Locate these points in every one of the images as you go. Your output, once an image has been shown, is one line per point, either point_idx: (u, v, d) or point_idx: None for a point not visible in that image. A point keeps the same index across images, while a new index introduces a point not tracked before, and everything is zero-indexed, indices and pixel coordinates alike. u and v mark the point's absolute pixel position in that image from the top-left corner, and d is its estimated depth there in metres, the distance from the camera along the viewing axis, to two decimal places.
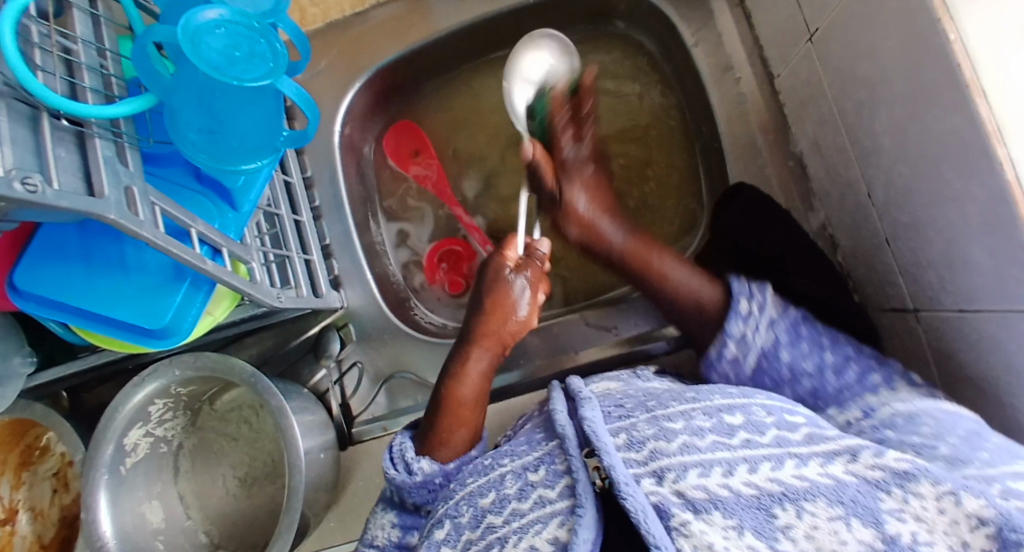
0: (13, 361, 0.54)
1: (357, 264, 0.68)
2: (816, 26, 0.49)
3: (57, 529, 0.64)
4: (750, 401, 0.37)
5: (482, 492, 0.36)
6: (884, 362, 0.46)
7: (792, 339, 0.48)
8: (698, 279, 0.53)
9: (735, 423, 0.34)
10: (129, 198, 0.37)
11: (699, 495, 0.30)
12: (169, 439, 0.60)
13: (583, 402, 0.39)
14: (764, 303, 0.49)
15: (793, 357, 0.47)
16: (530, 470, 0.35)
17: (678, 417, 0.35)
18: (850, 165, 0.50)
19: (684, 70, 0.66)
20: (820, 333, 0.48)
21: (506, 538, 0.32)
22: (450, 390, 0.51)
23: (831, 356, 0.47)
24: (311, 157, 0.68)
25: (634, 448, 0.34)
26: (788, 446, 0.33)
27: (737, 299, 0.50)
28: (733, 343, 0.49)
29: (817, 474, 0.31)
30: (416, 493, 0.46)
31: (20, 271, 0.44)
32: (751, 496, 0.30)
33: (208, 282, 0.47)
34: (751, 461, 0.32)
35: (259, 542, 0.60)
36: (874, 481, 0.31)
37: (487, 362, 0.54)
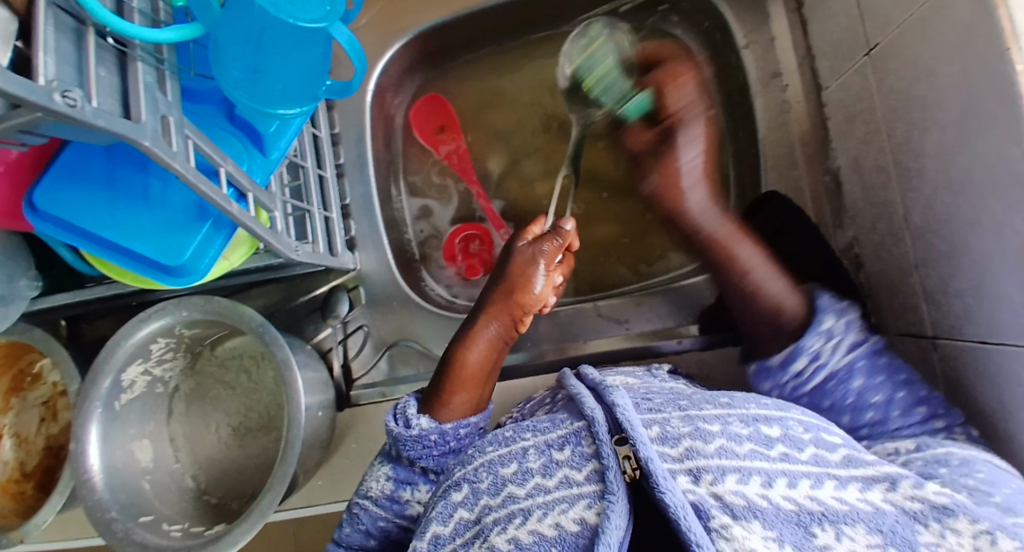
0: (20, 283, 0.52)
1: (374, 227, 0.67)
2: (875, 41, 0.48)
3: (41, 457, 0.63)
4: (787, 414, 0.36)
5: (504, 461, 0.36)
6: (951, 411, 0.43)
7: (868, 368, 0.45)
8: (784, 286, 0.50)
9: (773, 435, 0.33)
10: (164, 127, 0.36)
11: (737, 501, 0.30)
12: (167, 379, 0.60)
13: (610, 389, 0.37)
14: (847, 325, 0.46)
15: (864, 386, 0.45)
16: (555, 447, 0.35)
17: (714, 420, 0.34)
18: (889, 186, 0.49)
19: (728, 72, 0.65)
20: (898, 369, 0.45)
21: (530, 510, 0.32)
22: (457, 352, 0.51)
23: (903, 395, 0.44)
24: (340, 114, 0.67)
25: (669, 444, 0.33)
26: (826, 466, 0.32)
27: (820, 316, 0.47)
28: (805, 357, 0.46)
29: (856, 498, 0.31)
30: (411, 447, 0.46)
31: (42, 187, 0.42)
32: (790, 512, 0.29)
33: (229, 226, 0.46)
34: (791, 476, 0.31)
35: (247, 491, 0.60)
36: (912, 512, 0.31)
37: (498, 331, 0.52)
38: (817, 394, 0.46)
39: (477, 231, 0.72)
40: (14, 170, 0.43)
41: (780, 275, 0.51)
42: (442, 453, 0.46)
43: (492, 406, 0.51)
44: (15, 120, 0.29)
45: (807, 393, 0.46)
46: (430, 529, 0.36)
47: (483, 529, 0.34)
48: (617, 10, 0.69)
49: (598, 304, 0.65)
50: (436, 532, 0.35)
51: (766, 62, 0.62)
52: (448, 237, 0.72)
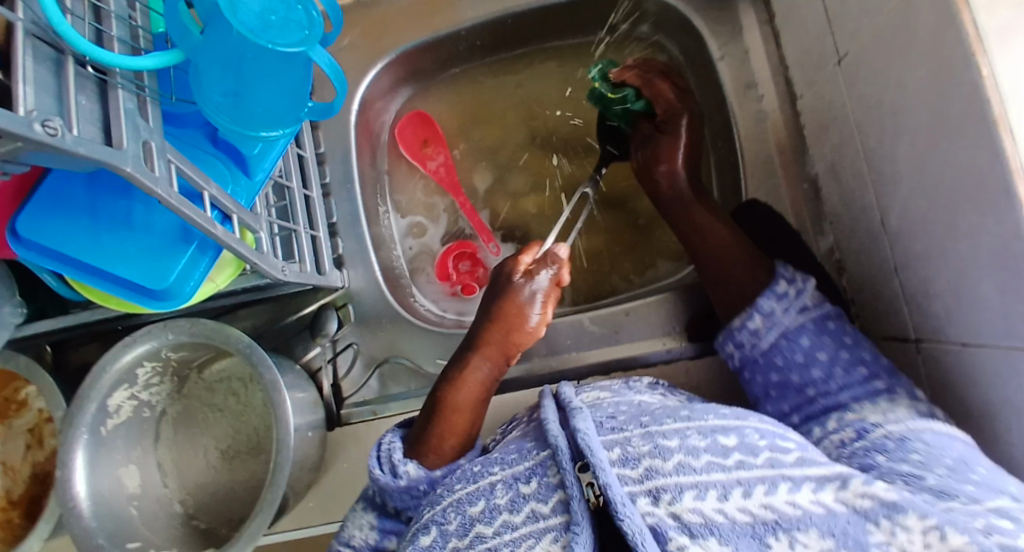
0: (4, 309, 0.52)
1: (362, 243, 0.67)
2: (846, 52, 0.49)
3: (27, 486, 0.62)
4: (744, 423, 0.35)
5: (471, 500, 0.35)
6: (893, 374, 0.46)
7: (816, 329, 0.49)
8: (745, 261, 0.55)
9: (729, 444, 0.32)
10: (146, 152, 0.37)
11: (694, 518, 0.29)
12: (153, 404, 0.59)
13: (575, 412, 0.37)
14: (802, 291, 0.51)
15: (811, 344, 0.49)
16: (522, 480, 0.34)
17: (674, 435, 0.33)
18: (865, 192, 0.50)
19: (706, 84, 0.67)
20: (845, 333, 0.49)
21: (496, 550, 0.32)
22: (446, 394, 0.51)
23: (846, 355, 0.48)
24: (325, 132, 0.68)
25: (629, 465, 0.32)
26: (782, 469, 0.31)
27: (776, 280, 0.52)
28: (759, 316, 0.51)
29: (808, 501, 0.29)
30: (398, 498, 0.45)
31: (25, 216, 0.42)
32: (746, 524, 0.29)
33: (213, 248, 0.46)
34: (746, 485, 0.30)
35: (236, 516, 0.60)
36: (862, 510, 0.29)
37: (487, 371, 0.53)
38: (772, 352, 0.50)
39: (470, 250, 0.72)
40: None
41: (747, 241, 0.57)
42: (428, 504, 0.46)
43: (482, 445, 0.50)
44: None
45: (762, 352, 0.51)
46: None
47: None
48: (595, 25, 0.71)
49: (587, 315, 0.64)
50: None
51: (742, 74, 0.62)
52: (440, 256, 0.72)
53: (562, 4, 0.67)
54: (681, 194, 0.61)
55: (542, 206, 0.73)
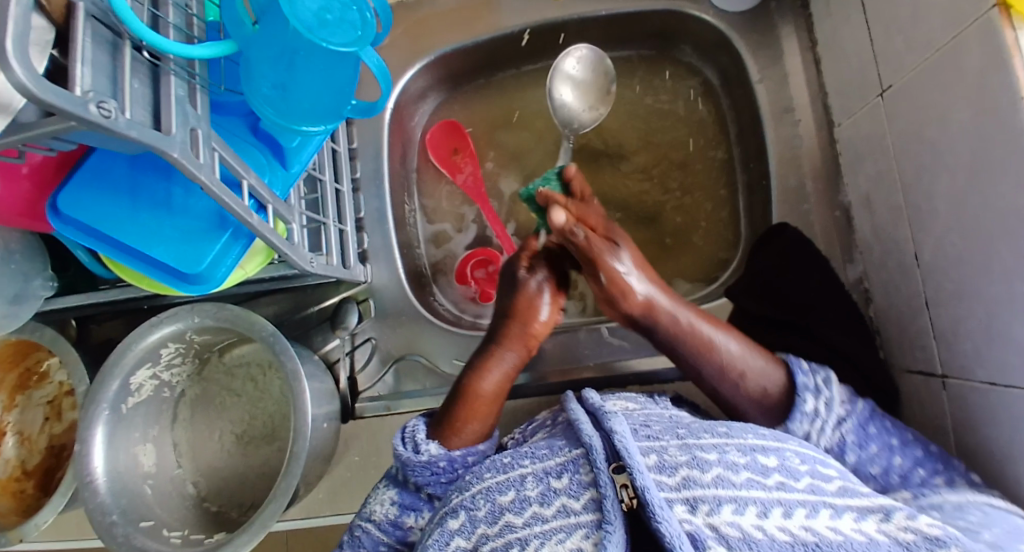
0: (35, 282, 0.53)
1: (387, 241, 0.68)
2: (888, 83, 0.49)
3: (43, 456, 0.63)
4: (783, 445, 0.35)
5: (501, 490, 0.35)
6: (951, 462, 0.44)
7: (859, 440, 0.46)
8: (760, 361, 0.49)
9: (769, 465, 0.33)
10: (192, 139, 0.37)
11: (733, 531, 0.29)
12: (174, 384, 0.60)
13: (610, 415, 0.37)
14: (831, 402, 0.46)
15: (860, 459, 0.45)
16: (553, 475, 0.34)
17: (711, 448, 0.33)
18: (901, 224, 0.50)
19: (742, 105, 0.67)
20: (890, 433, 0.46)
21: (527, 540, 0.32)
22: (470, 381, 0.51)
23: (899, 460, 0.45)
24: (358, 129, 0.68)
25: (666, 472, 0.32)
26: (823, 495, 0.32)
27: (801, 397, 0.47)
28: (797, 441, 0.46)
29: (850, 529, 0.30)
30: (419, 473, 0.46)
31: (64, 192, 0.43)
32: (786, 543, 0.29)
33: (247, 236, 0.46)
34: (786, 506, 0.30)
35: (245, 503, 0.60)
36: (907, 543, 0.30)
37: (511, 361, 0.53)
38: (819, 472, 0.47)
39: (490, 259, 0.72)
40: (39, 171, 0.45)
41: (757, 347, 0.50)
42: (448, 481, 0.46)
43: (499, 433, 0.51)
44: (48, 128, 0.30)
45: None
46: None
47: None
48: (633, 40, 0.71)
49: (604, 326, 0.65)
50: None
51: (779, 97, 0.62)
52: (460, 260, 0.73)
53: (602, 16, 0.68)
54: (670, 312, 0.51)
55: None
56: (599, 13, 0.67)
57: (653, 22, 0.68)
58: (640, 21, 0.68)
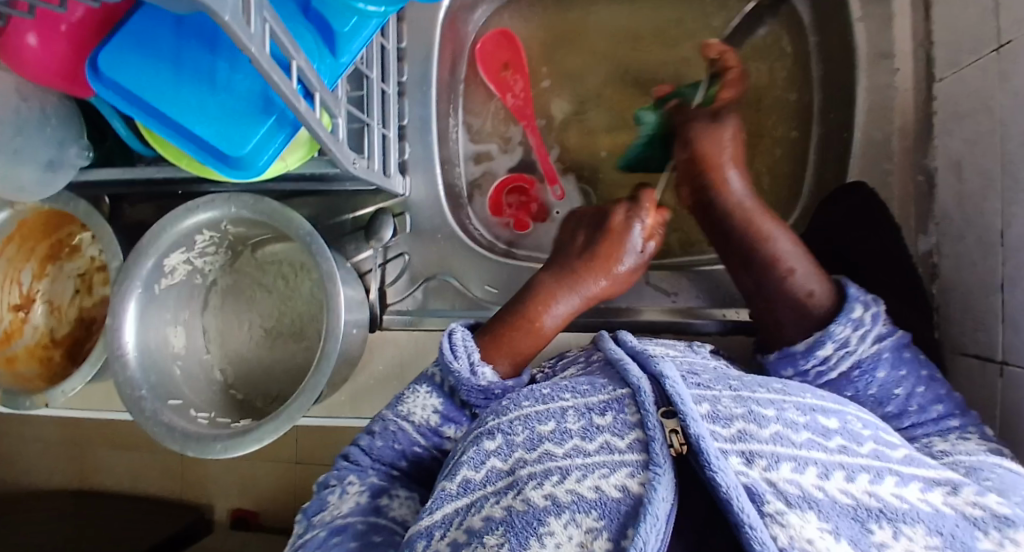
0: (70, 151, 0.52)
1: (429, 153, 0.65)
2: (1009, 35, 0.44)
3: (73, 327, 0.64)
4: (845, 409, 0.34)
5: (541, 419, 0.35)
6: (966, 412, 0.44)
7: (893, 360, 0.44)
8: (812, 269, 0.48)
9: (830, 427, 0.32)
10: (246, 5, 0.33)
11: (791, 489, 0.27)
12: (205, 272, 0.60)
13: (657, 360, 0.36)
14: (876, 316, 0.45)
15: (888, 377, 0.44)
16: (596, 412, 0.34)
17: (769, 405, 0.33)
18: (991, 196, 0.46)
19: (833, 46, 0.61)
20: (921, 364, 0.45)
21: (568, 471, 0.31)
22: (533, 310, 0.51)
23: (923, 390, 0.44)
24: (409, 27, 0.63)
25: (720, 423, 0.31)
26: (887, 462, 0.30)
27: (850, 305, 0.46)
28: (831, 345, 0.45)
29: (916, 498, 0.28)
30: (471, 394, 0.45)
31: (107, 52, 0.40)
32: (848, 505, 0.27)
33: (292, 125, 0.43)
34: (848, 469, 0.29)
35: (274, 390, 0.61)
36: (972, 518, 0.28)
37: (575, 302, 0.53)
38: (839, 383, 0.45)
39: (528, 187, 0.70)
40: (78, 32, 0.42)
41: (810, 261, 0.49)
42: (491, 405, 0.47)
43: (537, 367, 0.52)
44: None
45: (828, 382, 0.45)
46: (461, 472, 0.35)
47: (516, 480, 0.32)
48: None
49: (646, 271, 0.62)
50: (467, 476, 0.35)
51: (878, 40, 0.56)
52: (495, 188, 0.70)
53: None
54: (732, 193, 0.52)
55: (615, 148, 0.69)
56: None
57: None
58: None
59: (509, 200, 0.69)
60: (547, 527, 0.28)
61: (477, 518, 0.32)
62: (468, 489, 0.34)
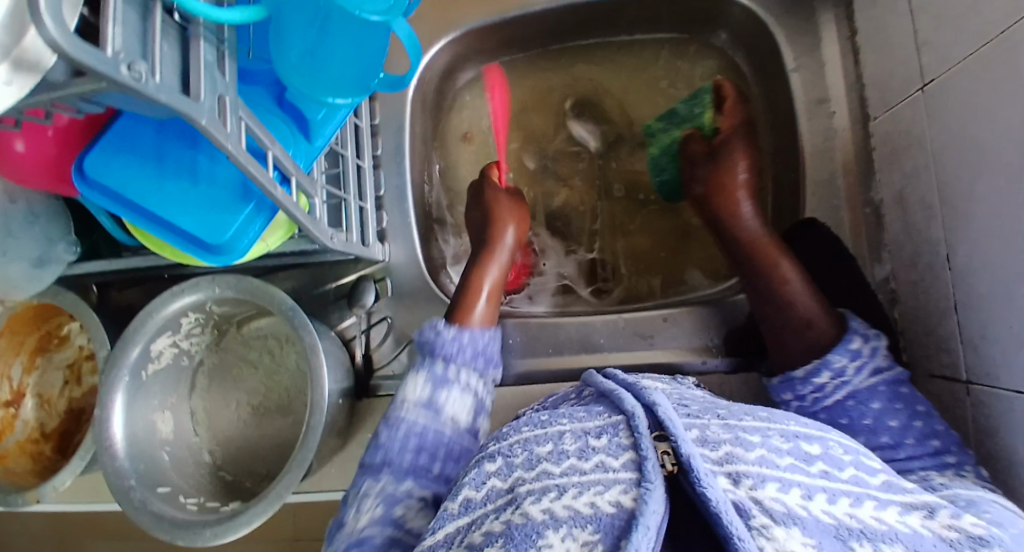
0: (59, 246, 0.54)
1: (406, 220, 0.67)
2: (931, 77, 0.48)
3: (61, 420, 0.64)
4: (827, 435, 0.34)
5: (540, 441, 0.36)
6: (963, 450, 0.44)
7: (889, 393, 0.46)
8: (816, 300, 0.52)
9: (813, 452, 0.32)
10: (220, 107, 0.37)
11: (778, 506, 0.28)
12: (192, 353, 0.61)
13: (647, 390, 0.37)
14: (875, 349, 0.49)
15: (883, 408, 0.46)
16: (593, 435, 0.35)
17: (753, 431, 0.33)
18: (934, 224, 0.49)
19: (775, 94, 0.65)
20: (917, 399, 0.46)
21: (566, 487, 0.31)
22: (472, 278, 0.61)
23: (920, 424, 0.45)
24: (382, 104, 0.67)
25: (708, 446, 0.32)
26: (867, 488, 0.31)
27: (849, 336, 0.49)
28: (828, 373, 0.48)
29: (894, 520, 0.29)
30: (447, 347, 0.54)
31: (92, 156, 0.43)
32: (830, 525, 0.28)
33: (270, 209, 0.46)
34: (830, 492, 0.29)
35: (261, 471, 0.61)
36: (949, 541, 0.29)
37: (499, 268, 0.62)
38: (835, 410, 0.47)
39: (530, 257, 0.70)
40: (65, 134, 0.45)
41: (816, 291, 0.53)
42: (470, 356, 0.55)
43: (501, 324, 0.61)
44: (77, 89, 0.29)
45: (825, 408, 0.47)
46: (462, 492, 0.35)
47: (515, 496, 0.32)
48: (667, 22, 0.69)
49: (621, 315, 0.63)
50: (468, 496, 0.35)
51: (814, 87, 0.60)
52: None
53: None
54: (747, 228, 0.57)
55: (586, 200, 0.73)
56: None
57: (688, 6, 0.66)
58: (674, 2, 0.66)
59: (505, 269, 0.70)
60: (547, 540, 0.29)
61: (477, 534, 0.32)
62: (469, 508, 0.34)
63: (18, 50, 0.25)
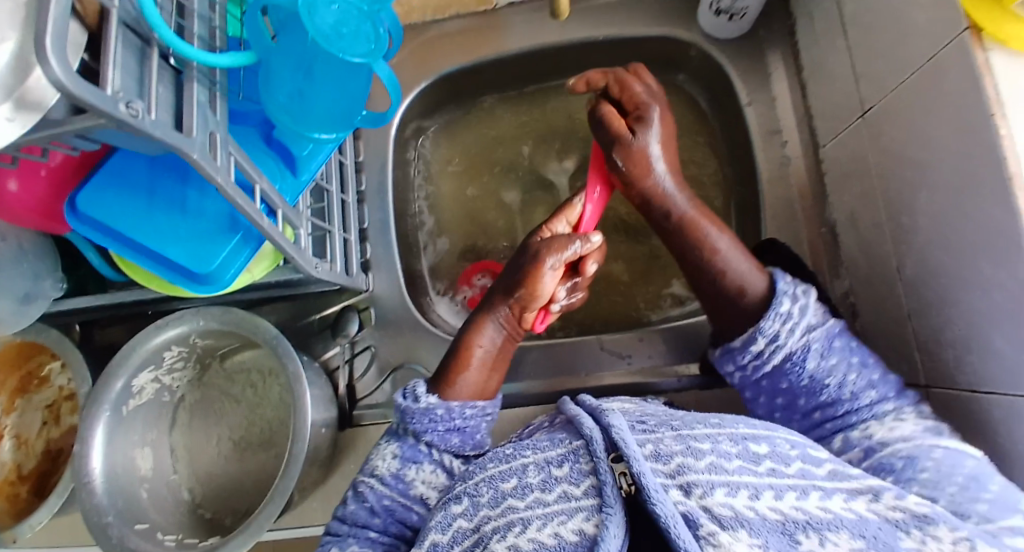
0: (45, 283, 0.55)
1: (389, 252, 0.69)
2: (869, 105, 0.52)
3: (39, 461, 0.63)
4: (774, 433, 0.38)
5: (505, 477, 0.38)
6: (901, 393, 0.46)
7: (823, 349, 0.47)
8: (748, 265, 0.51)
9: (761, 452, 0.35)
10: (211, 142, 0.39)
11: (725, 512, 0.31)
12: (173, 389, 0.61)
13: (607, 411, 0.39)
14: (804, 308, 0.48)
15: (817, 368, 0.47)
16: (554, 464, 0.37)
17: (705, 438, 0.36)
18: (884, 240, 0.52)
19: (733, 127, 0.70)
20: (852, 351, 0.47)
21: (530, 520, 0.34)
22: (466, 339, 0.55)
23: (855, 378, 0.47)
24: (366, 143, 0.71)
25: (662, 460, 0.35)
26: (812, 479, 0.34)
27: (779, 298, 0.48)
28: (763, 339, 0.48)
29: (840, 507, 0.33)
30: (418, 420, 0.50)
31: (84, 192, 0.45)
32: (777, 521, 0.31)
33: (257, 240, 0.48)
34: (777, 489, 0.33)
35: (241, 508, 0.60)
36: (894, 521, 0.33)
37: (501, 325, 0.56)
38: (776, 373, 0.48)
39: (498, 271, 0.73)
40: (57, 173, 0.47)
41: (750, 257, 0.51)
42: (445, 430, 0.50)
43: (498, 398, 0.55)
44: (75, 126, 0.31)
45: (766, 375, 0.49)
46: (430, 536, 0.39)
47: (482, 537, 0.36)
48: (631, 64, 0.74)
49: (601, 336, 0.65)
50: (435, 540, 0.38)
51: (767, 120, 0.66)
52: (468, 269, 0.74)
53: (600, 43, 0.71)
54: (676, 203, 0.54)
55: None
56: (599, 37, 0.70)
57: (651, 48, 0.71)
58: (635, 46, 0.71)
59: (478, 279, 0.72)
60: None
61: None
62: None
63: (22, 91, 0.27)
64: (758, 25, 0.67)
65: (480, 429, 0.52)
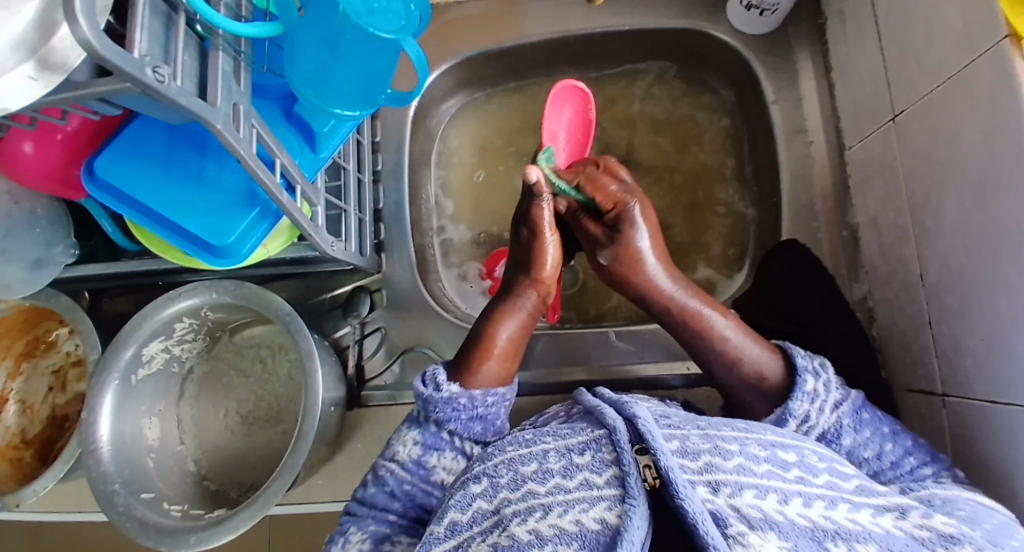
0: (57, 249, 0.54)
1: (403, 234, 0.68)
2: (900, 107, 0.51)
3: (44, 426, 0.63)
4: (802, 444, 0.38)
5: (525, 461, 0.38)
6: (936, 457, 0.46)
7: (855, 424, 0.46)
8: (758, 347, 0.50)
9: (789, 460, 0.36)
10: (234, 113, 0.38)
11: (754, 513, 0.31)
12: (183, 360, 0.61)
13: (629, 402, 0.40)
14: (828, 384, 0.46)
15: (854, 444, 0.45)
16: (576, 451, 0.37)
17: (733, 440, 0.36)
18: (907, 245, 0.52)
19: (757, 124, 0.69)
20: (881, 420, 0.47)
21: (550, 507, 0.34)
22: (488, 327, 0.54)
23: (891, 447, 0.46)
24: (382, 123, 0.70)
25: (689, 456, 0.35)
26: (841, 491, 0.34)
27: (802, 377, 0.47)
28: (794, 421, 0.45)
29: (868, 521, 0.32)
30: (441, 410, 0.49)
31: (103, 157, 0.44)
32: (805, 527, 0.31)
33: (274, 215, 0.47)
34: (806, 497, 0.33)
35: (247, 480, 0.60)
36: (922, 539, 0.33)
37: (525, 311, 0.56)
38: None
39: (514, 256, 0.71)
40: (73, 139, 0.46)
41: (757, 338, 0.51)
42: (468, 419, 0.50)
43: (516, 383, 0.54)
44: (97, 88, 0.30)
45: None
46: (448, 515, 0.39)
47: (502, 518, 0.36)
48: (655, 54, 0.73)
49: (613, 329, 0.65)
50: (454, 518, 0.38)
51: (793, 118, 0.64)
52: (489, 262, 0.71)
53: (625, 32, 0.69)
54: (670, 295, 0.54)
55: None
56: (624, 26, 0.69)
57: (677, 39, 0.70)
58: (660, 36, 0.70)
59: (501, 269, 0.70)
60: None
61: None
62: (455, 531, 0.38)
63: (45, 50, 0.26)
64: (787, 21, 0.66)
65: (501, 415, 0.52)
